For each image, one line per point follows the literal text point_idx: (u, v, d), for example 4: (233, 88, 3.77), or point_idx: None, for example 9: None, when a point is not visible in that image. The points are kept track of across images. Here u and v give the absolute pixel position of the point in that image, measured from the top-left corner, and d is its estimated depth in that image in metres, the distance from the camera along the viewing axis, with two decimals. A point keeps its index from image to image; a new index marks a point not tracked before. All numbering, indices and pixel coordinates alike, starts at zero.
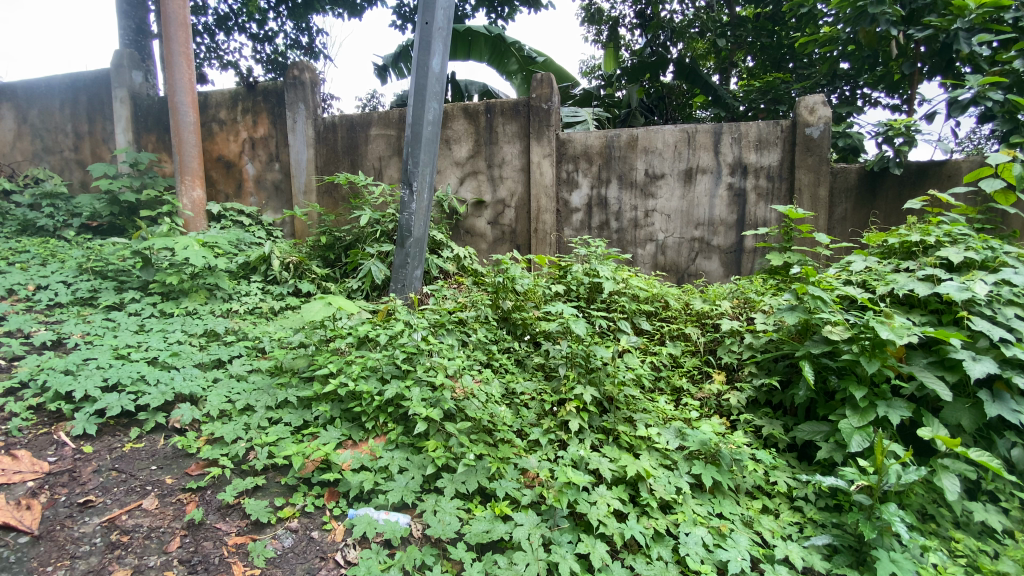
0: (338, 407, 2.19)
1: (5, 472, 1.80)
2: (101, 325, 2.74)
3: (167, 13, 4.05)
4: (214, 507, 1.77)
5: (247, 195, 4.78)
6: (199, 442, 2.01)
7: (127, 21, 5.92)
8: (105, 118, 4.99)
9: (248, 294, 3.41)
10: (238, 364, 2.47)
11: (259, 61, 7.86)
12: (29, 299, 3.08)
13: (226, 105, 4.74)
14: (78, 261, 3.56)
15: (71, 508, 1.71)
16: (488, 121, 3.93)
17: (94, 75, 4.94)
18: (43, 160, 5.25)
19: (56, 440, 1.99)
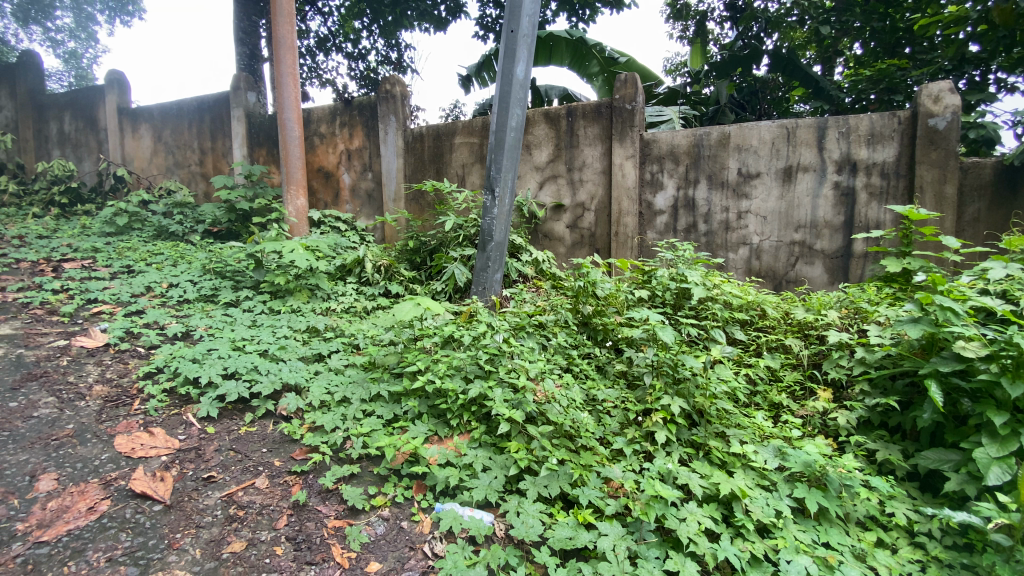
0: (425, 403, 2.27)
1: (145, 447, 2.02)
2: (221, 319, 3.06)
3: (278, 37, 4.44)
4: (316, 490, 1.90)
5: (343, 202, 5.14)
6: (303, 430, 2.17)
7: (242, 48, 6.62)
8: (224, 135, 5.59)
9: (344, 294, 3.66)
10: (336, 359, 2.65)
11: (353, 78, 8.44)
12: (163, 294, 3.48)
13: (326, 120, 5.12)
14: (202, 262, 3.99)
15: (197, 481, 1.89)
16: (570, 124, 3.91)
17: (217, 97, 5.56)
18: (174, 173, 5.99)
19: (184, 420, 2.22)
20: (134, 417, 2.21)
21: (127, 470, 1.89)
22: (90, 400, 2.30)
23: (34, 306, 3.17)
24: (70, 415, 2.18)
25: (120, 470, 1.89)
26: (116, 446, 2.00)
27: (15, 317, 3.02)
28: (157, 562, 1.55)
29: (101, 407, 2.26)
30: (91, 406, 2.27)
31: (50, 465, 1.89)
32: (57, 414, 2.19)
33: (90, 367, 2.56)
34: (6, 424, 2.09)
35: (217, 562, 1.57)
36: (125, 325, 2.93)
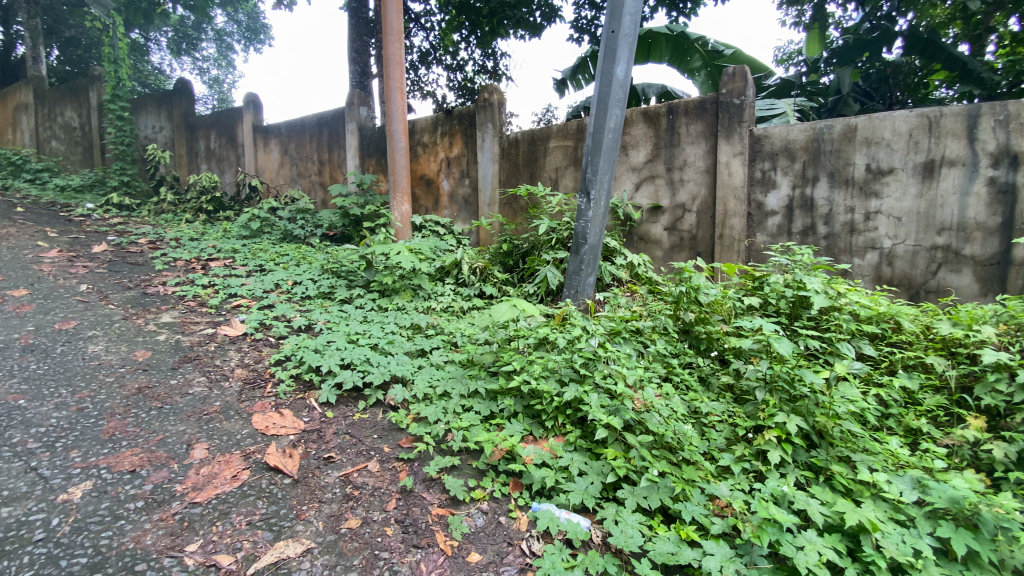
0: (521, 403, 2.31)
1: (277, 425, 2.26)
2: (337, 314, 3.35)
3: (388, 54, 4.76)
4: (420, 478, 2.00)
5: (442, 208, 5.40)
6: (408, 420, 2.31)
7: (355, 66, 7.20)
8: (340, 148, 6.13)
9: (443, 294, 3.85)
10: (437, 355, 2.80)
11: (451, 88, 8.85)
12: (289, 291, 3.88)
13: (428, 130, 5.41)
14: (321, 263, 4.40)
15: (319, 460, 2.07)
16: (671, 122, 3.77)
17: (335, 113, 6.11)
18: (297, 183, 6.68)
19: (308, 404, 2.45)
20: (267, 399, 2.46)
21: (263, 445, 2.11)
22: (232, 381, 2.59)
23: (189, 298, 3.67)
24: (217, 394, 2.46)
25: (257, 445, 2.11)
26: (254, 422, 2.25)
27: (175, 307, 3.50)
28: (287, 530, 1.69)
29: (242, 388, 2.54)
30: (233, 386, 2.55)
31: (202, 436, 2.11)
32: (207, 392, 2.47)
33: (232, 353, 2.90)
34: (168, 398, 2.36)
35: (336, 536, 1.68)
36: (259, 317, 3.30)
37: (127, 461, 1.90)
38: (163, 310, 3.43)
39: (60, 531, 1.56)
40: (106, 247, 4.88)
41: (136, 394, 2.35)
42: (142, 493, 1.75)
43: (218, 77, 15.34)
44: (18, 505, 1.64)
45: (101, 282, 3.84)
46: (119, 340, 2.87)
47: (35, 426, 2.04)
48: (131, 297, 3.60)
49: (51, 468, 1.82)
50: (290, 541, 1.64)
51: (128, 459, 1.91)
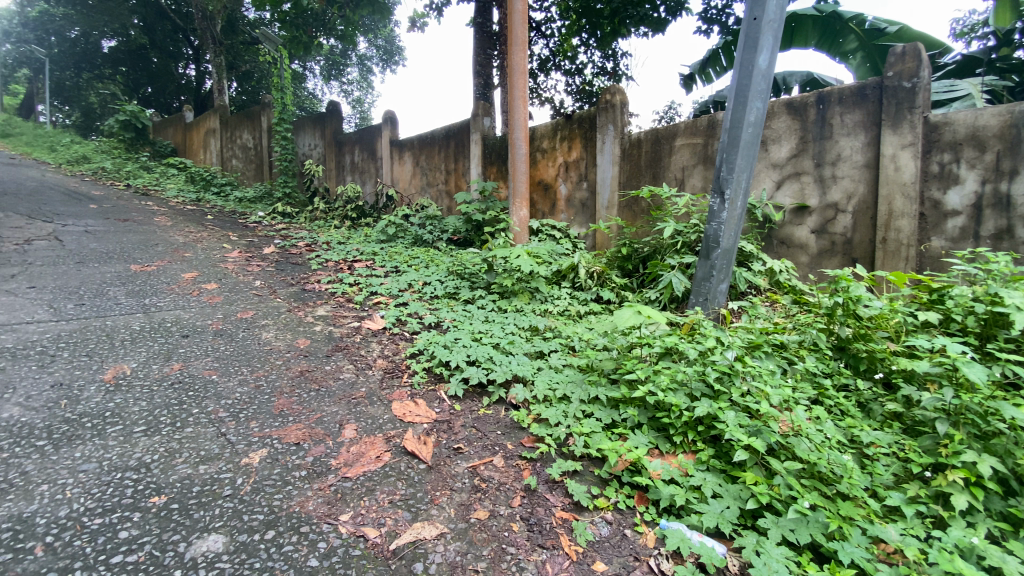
0: (646, 414, 2.23)
1: (413, 413, 2.43)
2: (462, 314, 3.53)
3: (513, 64, 4.89)
4: (544, 478, 2.01)
5: (559, 212, 5.43)
6: (529, 419, 2.36)
7: (478, 78, 7.57)
8: (464, 157, 6.49)
9: (560, 298, 3.87)
10: (555, 358, 2.81)
11: (570, 93, 8.90)
12: (420, 291, 4.17)
13: (548, 136, 5.48)
14: (447, 265, 4.68)
15: (449, 450, 2.17)
16: (821, 112, 3.39)
17: (461, 124, 6.48)
18: (426, 192, 7.20)
19: (438, 396, 2.60)
20: (404, 388, 2.67)
21: (401, 430, 2.27)
22: (375, 370, 2.85)
23: (338, 295, 4.14)
24: (363, 380, 2.74)
25: (396, 430, 2.28)
26: (392, 409, 2.44)
27: (327, 302, 3.97)
28: (423, 512, 1.77)
29: (382, 377, 2.78)
30: (375, 374, 2.81)
31: (351, 418, 2.34)
32: (355, 378, 2.75)
33: (373, 345, 3.20)
34: (324, 382, 2.66)
35: (466, 524, 1.74)
36: (395, 314, 3.60)
37: (293, 434, 2.12)
38: (318, 304, 3.90)
39: (242, 490, 1.74)
40: (274, 249, 5.69)
41: (299, 376, 2.68)
42: (305, 463, 1.94)
43: (360, 98, 17.08)
44: (211, 464, 1.85)
45: (271, 279, 4.48)
46: (286, 329, 3.32)
47: (224, 398, 2.34)
48: (294, 292, 4.15)
49: (235, 435, 2.06)
50: (426, 524, 1.72)
51: (294, 432, 2.14)
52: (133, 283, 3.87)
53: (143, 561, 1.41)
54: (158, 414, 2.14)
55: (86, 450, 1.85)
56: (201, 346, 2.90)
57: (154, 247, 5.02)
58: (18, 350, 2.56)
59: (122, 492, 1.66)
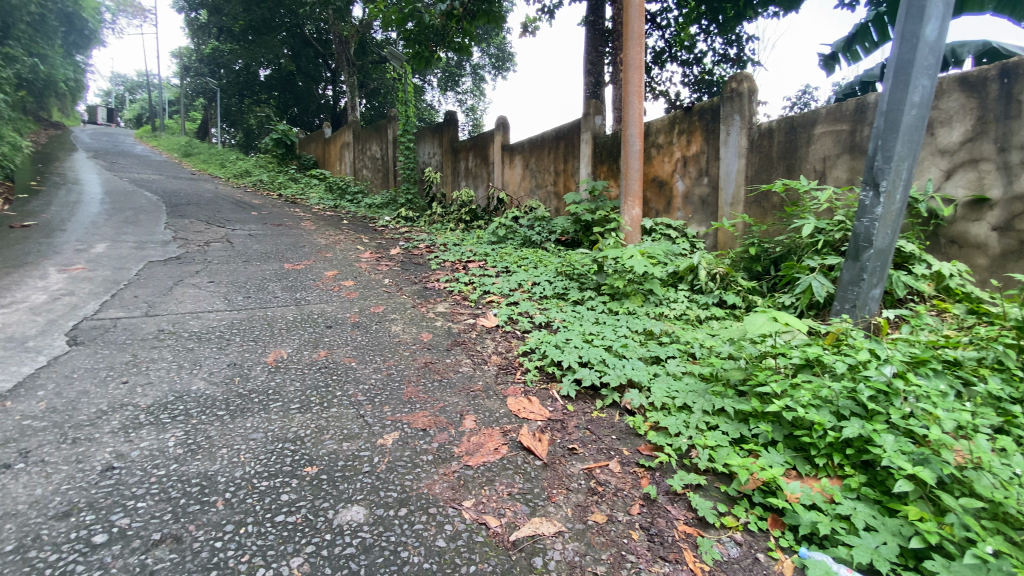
0: (780, 431, 2.04)
1: (527, 409, 2.45)
2: (572, 314, 3.52)
3: (628, 59, 4.76)
4: (664, 489, 1.93)
5: (675, 210, 5.16)
6: (646, 427, 2.28)
7: (590, 77, 7.50)
8: (574, 157, 6.46)
9: (676, 301, 3.69)
10: (673, 364, 2.69)
11: (687, 84, 8.47)
12: (530, 290, 4.24)
13: (664, 130, 5.23)
14: (557, 266, 4.69)
15: (564, 449, 2.15)
16: (1007, 87, 2.84)
17: (572, 125, 6.47)
18: (535, 193, 7.27)
19: (551, 395, 2.59)
20: (518, 384, 2.70)
21: (516, 426, 2.30)
22: (490, 366, 2.93)
23: (454, 293, 4.35)
24: (479, 374, 2.83)
25: (512, 424, 2.31)
26: (507, 404, 2.48)
27: (445, 300, 4.20)
28: (541, 508, 1.79)
29: (497, 372, 2.85)
30: (491, 369, 2.89)
31: (470, 409, 2.43)
32: (472, 372, 2.85)
33: (488, 341, 3.31)
34: (444, 374, 2.80)
35: (584, 526, 1.73)
36: (507, 313, 3.69)
37: (420, 420, 2.28)
38: (437, 301, 4.15)
39: (378, 468, 1.90)
40: (398, 251, 6.17)
41: (423, 367, 2.87)
42: (430, 449, 2.06)
43: (474, 105, 17.83)
44: (352, 443, 2.05)
45: (397, 278, 4.85)
46: (411, 323, 3.58)
47: (362, 383, 2.59)
48: (416, 290, 4.46)
49: (372, 417, 2.27)
50: (544, 520, 1.74)
51: (421, 419, 2.29)
52: (286, 279, 4.45)
53: (300, 522, 1.60)
54: (309, 394, 2.43)
55: (254, 422, 2.15)
56: (341, 336, 3.23)
57: (302, 249, 5.72)
58: (205, 334, 3.07)
59: (283, 460, 1.90)
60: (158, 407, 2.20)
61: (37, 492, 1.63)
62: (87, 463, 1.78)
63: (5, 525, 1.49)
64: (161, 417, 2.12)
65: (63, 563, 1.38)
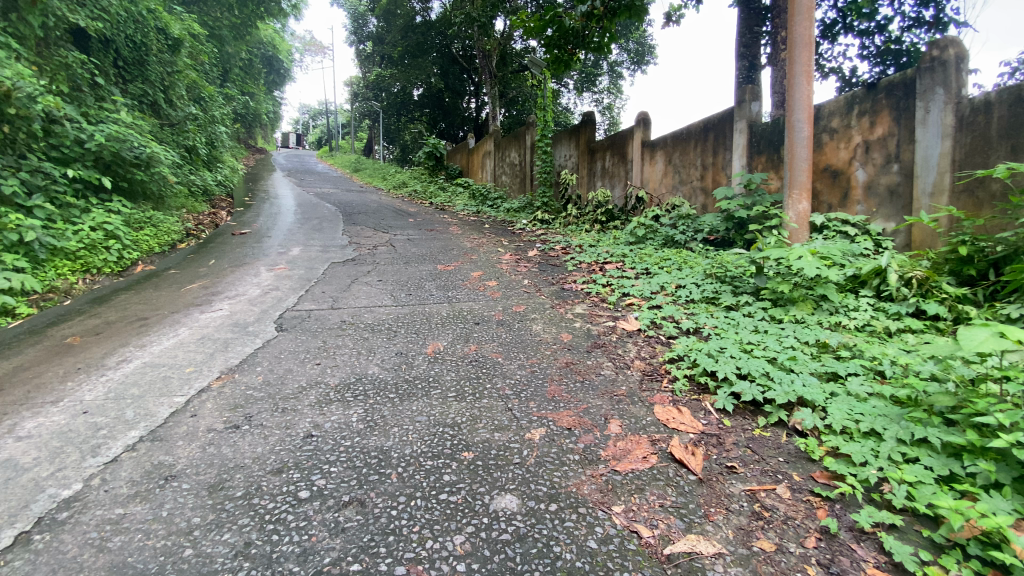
0: (1008, 472, 1.65)
1: (676, 420, 2.31)
2: (726, 321, 3.25)
3: (794, 36, 4.25)
4: (847, 525, 1.68)
5: (854, 203, 4.46)
6: (822, 451, 2.00)
7: (743, 61, 6.86)
8: (726, 149, 5.96)
9: (857, 310, 3.19)
10: (856, 382, 2.33)
11: (865, 58, 7.30)
12: (674, 293, 4.01)
13: (839, 113, 4.55)
14: (705, 268, 4.37)
15: (721, 467, 1.98)
16: None
17: (723, 115, 5.98)
18: (678, 190, 6.81)
19: (704, 407, 2.41)
20: (665, 393, 2.56)
21: (666, 436, 2.18)
22: (633, 370, 2.82)
23: (593, 295, 4.31)
24: (623, 378, 2.74)
25: (661, 434, 2.20)
26: (655, 413, 2.37)
27: (584, 301, 4.17)
28: (697, 525, 1.68)
29: (642, 378, 2.73)
30: (635, 375, 2.77)
31: (615, 413, 2.36)
32: (615, 375, 2.77)
33: (630, 344, 3.19)
34: (587, 375, 2.77)
35: (749, 551, 1.58)
36: (651, 316, 3.54)
37: (565, 419, 2.29)
38: (576, 303, 4.14)
39: (528, 461, 1.97)
40: (536, 252, 6.31)
41: (565, 367, 2.87)
42: (577, 449, 2.06)
43: (611, 104, 17.62)
44: (503, 434, 2.15)
45: (536, 278, 4.98)
46: (551, 323, 3.64)
47: (508, 378, 2.70)
48: (555, 291, 4.51)
49: (519, 411, 2.35)
50: (702, 538, 1.62)
51: (565, 418, 2.30)
52: (438, 279, 4.84)
53: (460, 502, 1.72)
54: (463, 384, 2.61)
55: (418, 406, 2.37)
56: (488, 332, 3.41)
57: (451, 251, 6.19)
58: (375, 325, 3.48)
59: (444, 443, 2.06)
60: (343, 386, 2.56)
61: (259, 449, 1.98)
62: (293, 430, 2.13)
63: (238, 474, 1.83)
64: (346, 395, 2.46)
65: (279, 511, 1.65)
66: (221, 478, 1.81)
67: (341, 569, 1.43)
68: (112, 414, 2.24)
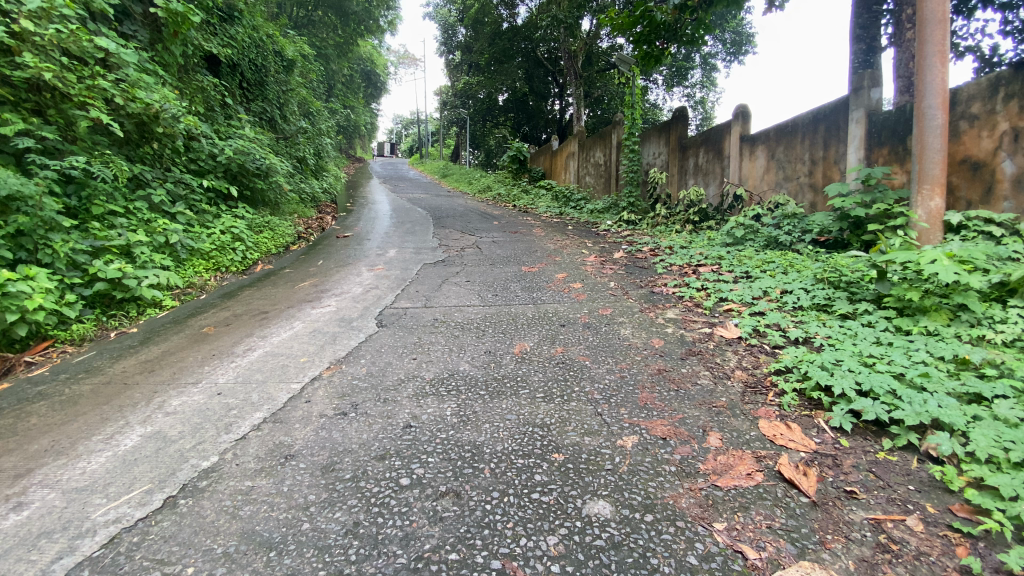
0: None
1: (785, 437, 2.13)
2: (842, 331, 2.96)
3: (925, 13, 3.76)
4: (996, 568, 1.45)
5: (1000, 200, 3.85)
6: (962, 482, 1.75)
7: (858, 44, 6.20)
8: (840, 141, 5.43)
9: (1006, 321, 2.75)
10: (1004, 405, 2.01)
11: (1008, 34, 6.29)
12: (779, 299, 3.71)
13: (981, 96, 3.95)
14: (815, 272, 4.00)
15: (839, 491, 1.80)
16: None
17: (837, 104, 5.46)
18: (782, 187, 6.29)
19: (817, 424, 2.20)
20: (771, 407, 2.38)
21: (774, 453, 2.02)
22: (734, 381, 2.65)
23: (686, 299, 4.12)
24: (722, 389, 2.57)
25: (767, 451, 2.04)
26: (760, 428, 2.21)
27: (677, 306, 4.00)
28: (811, 552, 1.53)
29: (744, 390, 2.55)
30: (736, 386, 2.60)
31: (714, 426, 2.23)
32: (713, 386, 2.61)
33: (729, 353, 3.00)
34: (682, 384, 2.65)
35: None
36: (753, 324, 3.31)
37: (660, 428, 2.20)
38: (667, 307, 3.98)
39: (621, 468, 1.92)
40: (623, 254, 6.16)
41: (658, 374, 2.76)
42: (674, 460, 1.97)
43: (704, 97, 16.94)
44: (594, 438, 2.12)
45: (623, 281, 4.86)
46: (642, 328, 3.52)
47: (598, 382, 2.66)
48: (644, 294, 4.37)
49: (610, 417, 2.30)
50: (817, 566, 1.48)
51: (660, 427, 2.21)
52: (524, 281, 4.89)
53: (553, 503, 1.72)
54: (553, 386, 2.60)
55: (508, 404, 2.41)
56: (575, 335, 3.38)
57: (536, 253, 6.22)
58: (465, 324, 3.60)
59: (535, 443, 2.07)
60: (437, 381, 2.67)
61: (364, 436, 2.12)
62: (393, 420, 2.26)
63: (346, 457, 1.98)
64: (440, 389, 2.56)
65: (383, 495, 1.76)
66: (332, 460, 1.96)
67: (440, 557, 1.49)
68: (241, 396, 2.51)
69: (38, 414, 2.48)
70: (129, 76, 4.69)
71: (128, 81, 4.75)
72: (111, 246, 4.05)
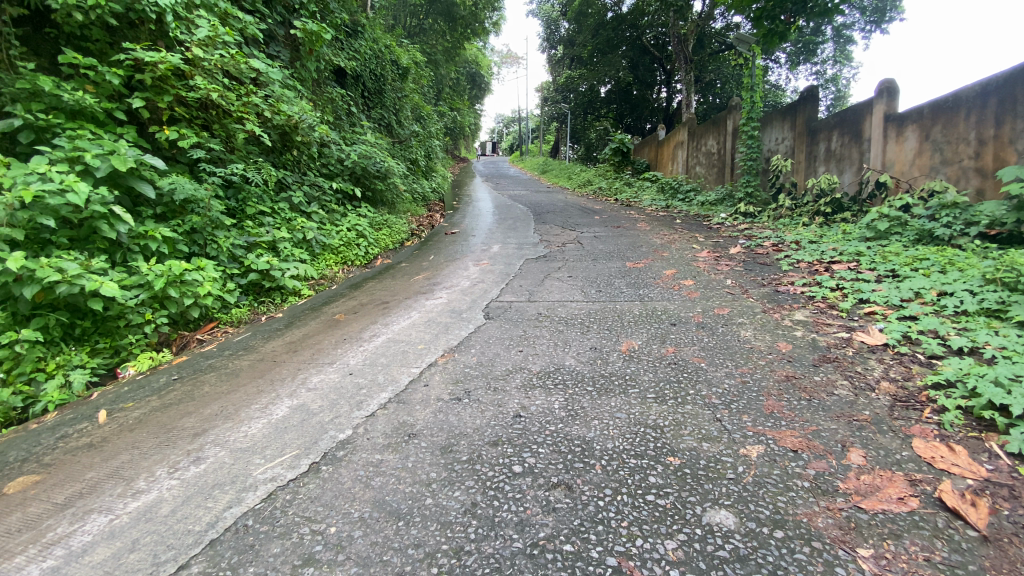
0: None
1: (946, 461, 1.85)
2: (1022, 341, 2.48)
3: None
4: None
5: None
6: None
7: None
8: (1017, 117, 4.61)
9: None
10: None
11: None
12: (935, 302, 3.22)
13: None
14: (983, 271, 3.40)
15: (1019, 527, 1.52)
16: None
17: (1012, 73, 4.64)
18: (939, 172, 5.41)
19: (989, 449, 1.88)
20: (928, 425, 2.07)
21: (932, 478, 1.76)
22: (879, 393, 2.35)
23: (816, 299, 3.73)
24: (864, 402, 2.30)
25: (923, 474, 1.79)
26: (914, 448, 1.94)
27: (806, 307, 3.63)
28: None
29: (893, 404, 2.25)
30: (881, 400, 2.30)
31: (855, 441, 2.00)
32: (853, 397, 2.34)
33: (872, 362, 2.67)
34: (815, 393, 2.40)
35: None
36: (902, 330, 2.90)
37: (789, 440, 2.02)
38: (794, 308, 3.63)
39: (745, 478, 1.80)
40: (740, 249, 5.73)
41: (786, 381, 2.54)
42: (808, 476, 1.80)
43: (837, 74, 15.30)
44: (713, 444, 2.01)
45: (741, 279, 4.52)
46: (764, 330, 3.26)
47: (715, 386, 2.51)
48: (765, 293, 4.03)
49: (731, 423, 2.16)
50: None
51: (790, 438, 2.04)
52: (630, 277, 4.76)
53: (670, 507, 1.66)
54: (665, 387, 2.52)
55: (617, 402, 2.37)
56: (688, 335, 3.22)
57: (641, 248, 6.03)
58: (569, 319, 3.60)
59: (648, 444, 2.02)
60: (544, 374, 2.71)
61: (478, 422, 2.22)
62: (504, 409, 2.34)
63: (462, 441, 2.09)
64: (547, 382, 2.60)
65: (498, 480, 1.83)
66: (449, 442, 2.08)
67: (555, 546, 1.52)
68: (369, 377, 2.77)
69: (209, 383, 2.93)
70: (274, 92, 5.34)
71: (274, 96, 5.41)
72: (262, 241, 4.67)
